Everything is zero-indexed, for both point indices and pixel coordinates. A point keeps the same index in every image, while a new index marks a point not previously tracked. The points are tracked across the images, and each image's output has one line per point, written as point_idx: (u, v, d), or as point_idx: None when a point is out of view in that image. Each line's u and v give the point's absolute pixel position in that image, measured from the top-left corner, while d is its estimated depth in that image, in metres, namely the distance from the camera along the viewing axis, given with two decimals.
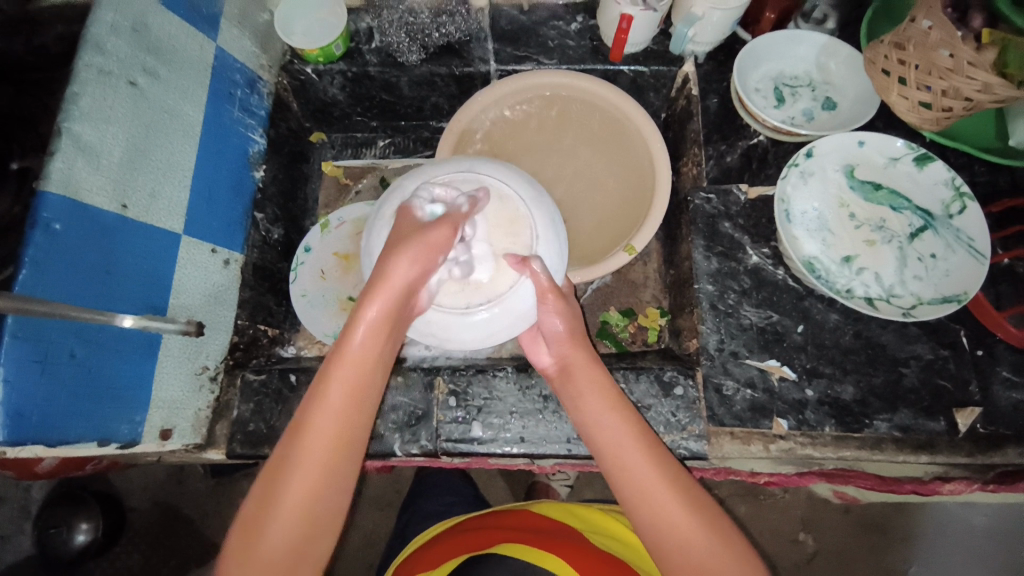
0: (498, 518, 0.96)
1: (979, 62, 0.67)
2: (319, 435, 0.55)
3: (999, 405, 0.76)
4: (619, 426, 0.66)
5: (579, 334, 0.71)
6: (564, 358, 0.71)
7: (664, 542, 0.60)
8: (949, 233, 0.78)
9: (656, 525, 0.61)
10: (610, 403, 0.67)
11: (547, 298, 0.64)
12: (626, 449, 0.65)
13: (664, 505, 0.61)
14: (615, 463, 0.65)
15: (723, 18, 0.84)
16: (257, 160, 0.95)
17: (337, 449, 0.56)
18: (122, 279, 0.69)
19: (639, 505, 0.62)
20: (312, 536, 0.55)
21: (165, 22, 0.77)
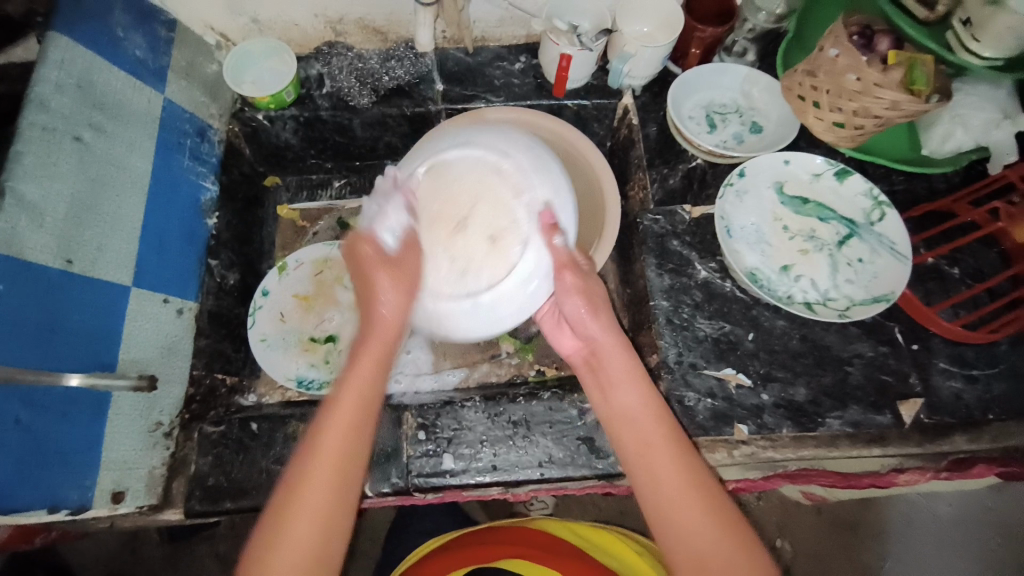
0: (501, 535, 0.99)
1: (885, 83, 0.75)
2: (341, 413, 0.64)
3: (939, 395, 0.81)
4: (649, 425, 0.68)
5: (606, 319, 0.73)
6: (595, 341, 0.74)
7: (676, 543, 0.62)
8: (872, 238, 0.84)
9: (673, 526, 0.63)
10: (642, 402, 0.69)
11: (564, 274, 0.70)
12: (654, 451, 0.66)
13: (684, 510, 0.63)
14: (639, 462, 0.67)
15: (654, 54, 0.91)
16: (210, 207, 0.94)
17: (337, 456, 0.62)
18: (67, 337, 0.67)
19: (656, 506, 0.64)
20: (335, 506, 0.60)
21: (111, 77, 0.78)
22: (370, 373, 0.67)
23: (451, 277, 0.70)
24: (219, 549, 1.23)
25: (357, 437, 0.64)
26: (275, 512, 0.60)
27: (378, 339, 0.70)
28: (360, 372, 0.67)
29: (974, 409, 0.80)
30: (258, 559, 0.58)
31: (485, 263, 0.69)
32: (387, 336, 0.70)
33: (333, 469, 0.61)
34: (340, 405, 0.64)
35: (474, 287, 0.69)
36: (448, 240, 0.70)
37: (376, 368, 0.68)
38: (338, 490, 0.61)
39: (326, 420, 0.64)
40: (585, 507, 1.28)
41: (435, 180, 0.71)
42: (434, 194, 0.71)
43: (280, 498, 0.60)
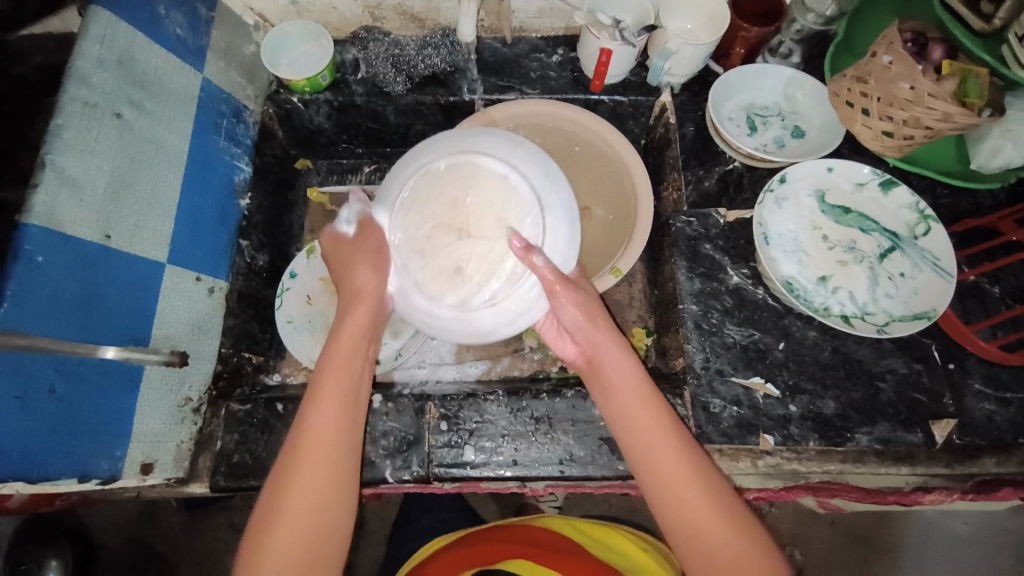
0: (502, 531, 0.98)
1: (937, 93, 0.72)
2: (312, 451, 0.65)
3: (972, 416, 0.79)
4: (655, 430, 0.67)
5: (602, 327, 0.71)
6: (599, 352, 0.71)
7: (683, 538, 0.64)
8: (915, 253, 0.82)
9: (678, 522, 0.64)
10: (647, 398, 0.69)
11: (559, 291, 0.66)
12: (657, 455, 0.66)
13: (693, 510, 0.64)
14: (647, 467, 0.66)
15: (694, 52, 0.89)
16: (243, 188, 0.95)
17: (329, 450, 0.66)
18: (103, 311, 0.68)
19: (661, 504, 0.65)
20: (318, 526, 0.64)
21: (153, 54, 0.78)
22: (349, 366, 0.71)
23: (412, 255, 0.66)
24: (233, 522, 1.26)
25: (335, 466, 0.65)
26: (248, 549, 0.63)
27: (343, 357, 0.71)
28: (318, 409, 0.67)
29: (1006, 432, 0.78)
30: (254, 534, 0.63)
31: (443, 279, 0.65)
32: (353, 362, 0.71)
33: (310, 500, 0.64)
34: (314, 438, 0.66)
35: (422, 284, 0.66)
36: (447, 243, 0.65)
37: (342, 397, 0.69)
38: (315, 517, 0.64)
39: (292, 468, 0.64)
40: (594, 502, 1.29)
41: (467, 176, 0.66)
42: (457, 182, 0.66)
43: (253, 530, 0.64)
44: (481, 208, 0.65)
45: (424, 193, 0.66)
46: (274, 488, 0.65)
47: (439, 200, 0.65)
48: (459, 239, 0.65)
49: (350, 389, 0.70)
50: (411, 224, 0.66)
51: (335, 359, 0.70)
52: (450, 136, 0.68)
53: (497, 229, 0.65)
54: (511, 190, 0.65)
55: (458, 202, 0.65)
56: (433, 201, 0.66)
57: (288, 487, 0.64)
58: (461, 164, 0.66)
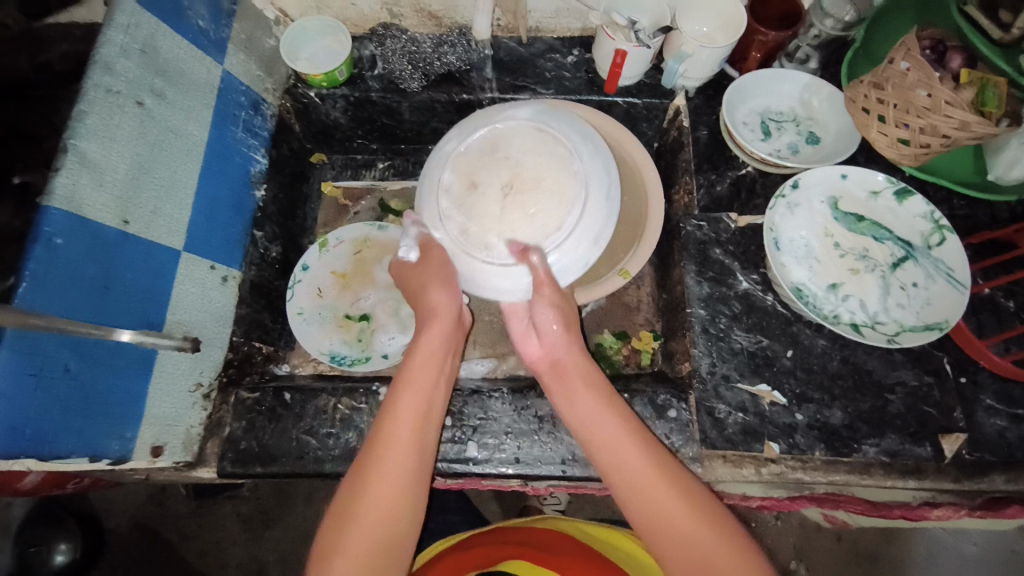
0: (502, 532, 0.98)
1: (955, 101, 0.72)
2: (386, 468, 0.64)
3: (983, 432, 0.78)
4: (614, 424, 0.67)
5: (575, 337, 0.74)
6: (556, 356, 0.73)
7: (659, 541, 0.62)
8: (929, 263, 0.81)
9: (648, 523, 0.62)
10: (603, 403, 0.69)
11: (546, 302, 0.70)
12: (617, 447, 0.66)
13: (656, 505, 0.62)
14: (609, 465, 0.66)
15: (711, 55, 0.89)
16: (258, 179, 0.96)
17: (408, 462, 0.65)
18: (119, 294, 0.70)
19: (629, 502, 0.64)
20: (392, 546, 0.62)
21: (175, 45, 0.80)
22: (428, 386, 0.70)
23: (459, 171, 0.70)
24: (239, 511, 1.27)
25: (408, 483, 0.64)
26: (316, 561, 0.61)
27: (422, 377, 0.70)
28: (403, 431, 0.66)
29: (1018, 450, 0.77)
30: (323, 547, 0.62)
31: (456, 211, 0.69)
32: (430, 382, 0.70)
33: (387, 516, 0.63)
34: (388, 447, 0.65)
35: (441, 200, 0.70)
36: (508, 197, 0.68)
37: (420, 411, 0.68)
38: (392, 523, 0.63)
39: (365, 480, 0.63)
40: (596, 506, 1.28)
41: (546, 149, 0.70)
42: (551, 163, 0.69)
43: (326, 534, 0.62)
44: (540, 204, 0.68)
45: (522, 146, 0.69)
46: (351, 486, 0.64)
47: (512, 148, 0.69)
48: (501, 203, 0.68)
49: (428, 411, 0.69)
50: (478, 138, 0.71)
51: (413, 372, 0.69)
52: (592, 136, 0.72)
53: (528, 220, 0.68)
54: (563, 208, 0.68)
55: (525, 164, 0.69)
56: (531, 154, 0.69)
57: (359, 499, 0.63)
58: (553, 135, 0.70)
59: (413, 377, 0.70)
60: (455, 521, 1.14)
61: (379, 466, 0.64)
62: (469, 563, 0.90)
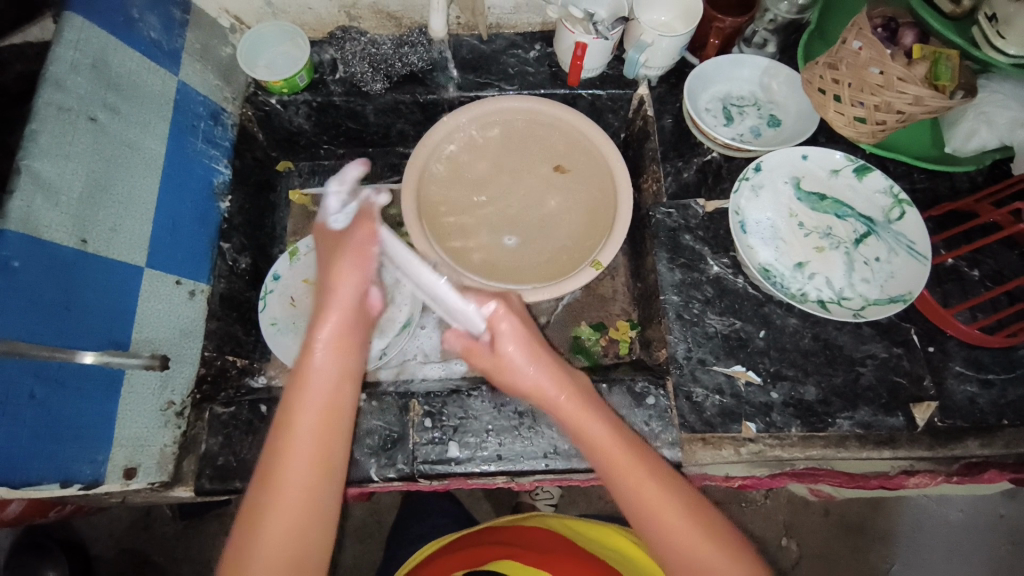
0: (492, 534, 0.97)
1: (908, 77, 0.73)
2: (285, 493, 0.60)
3: (953, 398, 0.80)
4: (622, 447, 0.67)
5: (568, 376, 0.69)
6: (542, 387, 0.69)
7: (659, 543, 0.64)
8: (890, 236, 0.83)
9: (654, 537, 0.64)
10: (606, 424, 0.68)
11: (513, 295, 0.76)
12: (625, 462, 0.66)
13: (663, 513, 0.64)
14: (621, 483, 0.65)
15: (670, 45, 0.90)
16: (222, 190, 0.94)
17: (306, 504, 0.60)
18: (83, 315, 0.68)
19: (644, 516, 0.64)
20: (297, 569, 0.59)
21: (125, 57, 0.78)
22: (328, 411, 0.64)
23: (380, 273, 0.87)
24: (227, 530, 1.25)
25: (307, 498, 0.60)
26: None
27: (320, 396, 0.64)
28: (296, 443, 0.61)
29: (987, 413, 0.79)
30: None
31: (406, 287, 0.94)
32: (326, 398, 0.64)
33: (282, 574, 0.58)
34: (285, 470, 0.60)
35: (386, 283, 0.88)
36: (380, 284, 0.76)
37: (329, 400, 0.64)
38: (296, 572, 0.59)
39: (265, 505, 0.60)
40: (589, 497, 1.29)
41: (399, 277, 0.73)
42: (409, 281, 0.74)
43: (229, 563, 0.59)
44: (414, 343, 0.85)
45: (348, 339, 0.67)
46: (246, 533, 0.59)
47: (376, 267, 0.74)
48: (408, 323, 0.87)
49: (321, 440, 0.62)
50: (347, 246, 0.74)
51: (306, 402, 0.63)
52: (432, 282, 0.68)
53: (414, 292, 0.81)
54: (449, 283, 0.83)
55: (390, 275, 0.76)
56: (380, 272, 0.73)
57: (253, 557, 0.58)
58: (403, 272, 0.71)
59: (299, 394, 0.64)
60: (445, 523, 1.13)
61: (272, 494, 0.60)
62: (460, 564, 0.90)
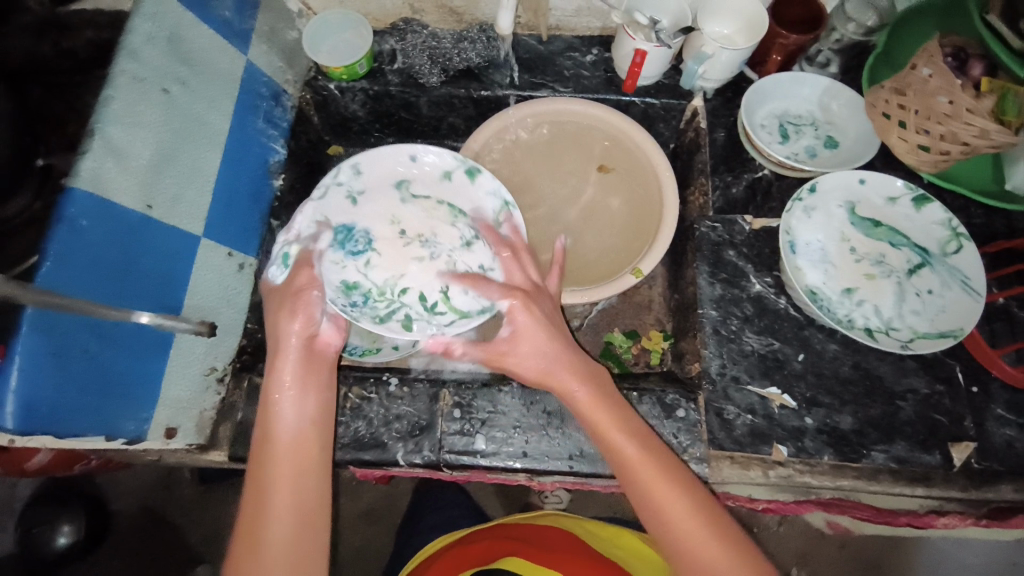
0: (499, 530, 0.98)
1: (976, 109, 0.71)
2: (268, 513, 0.62)
3: (994, 442, 0.77)
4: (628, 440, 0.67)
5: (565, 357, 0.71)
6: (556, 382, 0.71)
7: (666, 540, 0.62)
8: (945, 270, 0.81)
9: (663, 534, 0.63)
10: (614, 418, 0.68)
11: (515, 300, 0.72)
12: (635, 463, 0.65)
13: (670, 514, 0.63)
14: (628, 482, 0.65)
15: (731, 58, 0.89)
16: (276, 169, 0.97)
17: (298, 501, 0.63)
18: (140, 278, 0.71)
19: (651, 517, 0.64)
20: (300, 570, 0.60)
21: (199, 35, 0.81)
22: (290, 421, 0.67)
23: (358, 222, 0.80)
24: None
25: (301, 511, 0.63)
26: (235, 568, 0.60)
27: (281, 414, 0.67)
28: (277, 469, 0.64)
29: None
30: None
31: (422, 201, 0.82)
32: (299, 436, 0.67)
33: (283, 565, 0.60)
34: (267, 492, 0.63)
35: (373, 231, 0.80)
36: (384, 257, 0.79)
37: (303, 416, 0.68)
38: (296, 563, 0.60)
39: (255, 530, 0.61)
40: (601, 505, 1.29)
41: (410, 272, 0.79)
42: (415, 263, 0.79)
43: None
44: (411, 300, 0.79)
45: (317, 351, 0.70)
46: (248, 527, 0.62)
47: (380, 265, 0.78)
48: (416, 263, 0.79)
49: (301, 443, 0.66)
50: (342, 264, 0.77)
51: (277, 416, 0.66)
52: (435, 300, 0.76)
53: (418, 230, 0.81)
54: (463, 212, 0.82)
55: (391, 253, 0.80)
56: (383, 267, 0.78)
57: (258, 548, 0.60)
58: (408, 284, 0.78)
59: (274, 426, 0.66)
60: (458, 514, 1.14)
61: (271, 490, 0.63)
62: (467, 561, 0.91)
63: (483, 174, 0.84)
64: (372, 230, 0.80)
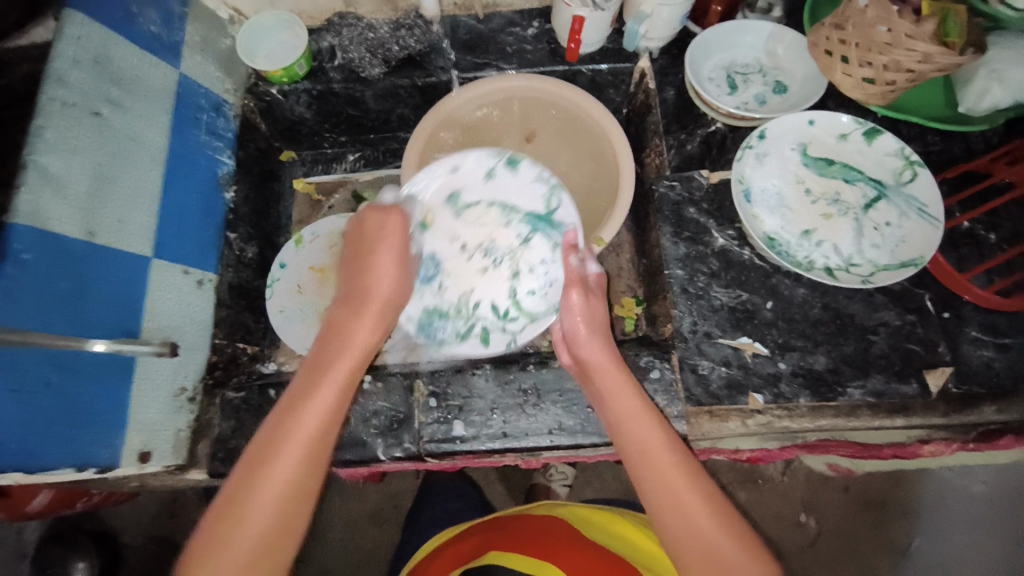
0: (496, 523, 0.98)
1: (917, 34, 0.70)
2: (309, 411, 0.63)
3: (970, 364, 0.77)
4: (655, 431, 0.67)
5: (602, 335, 0.74)
6: (586, 357, 0.72)
7: (678, 532, 0.63)
8: (901, 199, 0.80)
9: (678, 526, 0.63)
10: (640, 411, 0.69)
11: (572, 290, 0.75)
12: (654, 447, 0.66)
13: (684, 502, 0.63)
14: (649, 470, 0.65)
15: (672, 13, 0.87)
16: (227, 181, 0.96)
17: (315, 438, 0.62)
18: (94, 306, 0.70)
19: (665, 507, 0.64)
20: (306, 475, 0.62)
21: (127, 52, 0.79)
22: (344, 360, 0.67)
23: (423, 249, 0.81)
24: None
25: (321, 450, 0.63)
26: (230, 492, 0.60)
27: (348, 350, 0.67)
28: (324, 387, 0.65)
29: (1006, 379, 0.77)
30: (212, 527, 0.59)
31: (474, 209, 0.82)
32: (353, 362, 0.67)
33: (278, 497, 0.60)
34: (310, 405, 0.63)
35: (439, 254, 0.81)
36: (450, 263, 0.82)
37: (352, 365, 0.67)
38: (289, 501, 0.61)
39: (270, 454, 0.61)
40: (603, 478, 1.30)
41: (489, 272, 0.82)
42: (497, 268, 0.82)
43: (237, 481, 0.61)
44: (484, 312, 0.81)
45: (406, 266, 0.74)
46: (261, 449, 0.62)
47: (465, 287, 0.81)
48: (481, 277, 0.81)
49: (350, 372, 0.67)
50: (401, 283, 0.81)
51: (339, 350, 0.67)
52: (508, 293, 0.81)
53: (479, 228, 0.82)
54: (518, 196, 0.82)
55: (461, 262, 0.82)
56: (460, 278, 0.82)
57: (258, 476, 0.60)
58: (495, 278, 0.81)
59: (343, 333, 0.68)
60: (457, 503, 1.15)
61: (295, 422, 0.62)
62: (458, 560, 0.91)
63: (525, 161, 0.82)
64: (436, 253, 0.82)
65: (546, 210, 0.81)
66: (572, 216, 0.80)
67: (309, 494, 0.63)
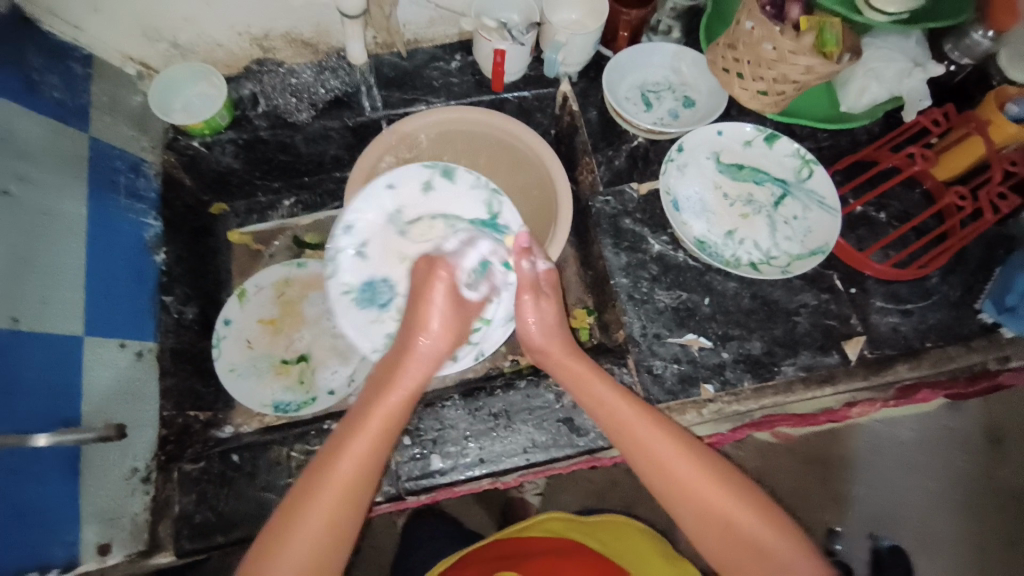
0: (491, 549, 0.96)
1: (797, 50, 0.79)
2: (374, 416, 0.67)
3: (879, 330, 0.88)
4: (633, 411, 0.73)
5: (559, 336, 0.80)
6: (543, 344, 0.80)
7: (672, 495, 0.68)
8: (804, 194, 0.91)
9: (672, 490, 0.68)
10: (619, 394, 0.74)
11: (524, 295, 0.79)
12: (638, 424, 0.72)
13: (672, 471, 0.69)
14: (635, 444, 0.71)
15: (585, 40, 0.94)
16: (156, 243, 0.92)
17: (364, 455, 0.64)
18: (22, 398, 0.65)
19: (660, 479, 0.69)
20: (363, 480, 0.64)
21: (32, 123, 0.74)
22: (418, 367, 0.72)
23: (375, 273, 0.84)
24: None
25: (388, 436, 0.67)
26: (290, 503, 0.62)
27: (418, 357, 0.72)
28: (390, 392, 0.69)
29: (912, 339, 0.88)
30: (263, 548, 0.60)
31: (417, 224, 0.85)
32: (416, 370, 0.71)
33: (335, 500, 0.62)
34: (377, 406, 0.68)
35: (390, 277, 0.84)
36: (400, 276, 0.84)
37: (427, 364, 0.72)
38: (343, 502, 0.62)
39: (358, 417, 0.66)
40: (578, 483, 1.33)
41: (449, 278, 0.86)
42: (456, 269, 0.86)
43: (297, 488, 0.63)
44: None
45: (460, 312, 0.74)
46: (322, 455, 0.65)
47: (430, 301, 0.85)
48: None
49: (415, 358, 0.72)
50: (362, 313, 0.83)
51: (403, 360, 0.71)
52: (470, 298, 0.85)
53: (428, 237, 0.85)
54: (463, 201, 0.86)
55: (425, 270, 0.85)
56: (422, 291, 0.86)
57: (319, 480, 0.62)
58: None
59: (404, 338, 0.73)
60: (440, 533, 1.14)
61: (353, 433, 0.65)
62: None
63: (459, 170, 0.86)
64: (388, 276, 0.84)
65: (490, 216, 0.85)
66: (516, 219, 0.83)
67: (362, 500, 0.64)
